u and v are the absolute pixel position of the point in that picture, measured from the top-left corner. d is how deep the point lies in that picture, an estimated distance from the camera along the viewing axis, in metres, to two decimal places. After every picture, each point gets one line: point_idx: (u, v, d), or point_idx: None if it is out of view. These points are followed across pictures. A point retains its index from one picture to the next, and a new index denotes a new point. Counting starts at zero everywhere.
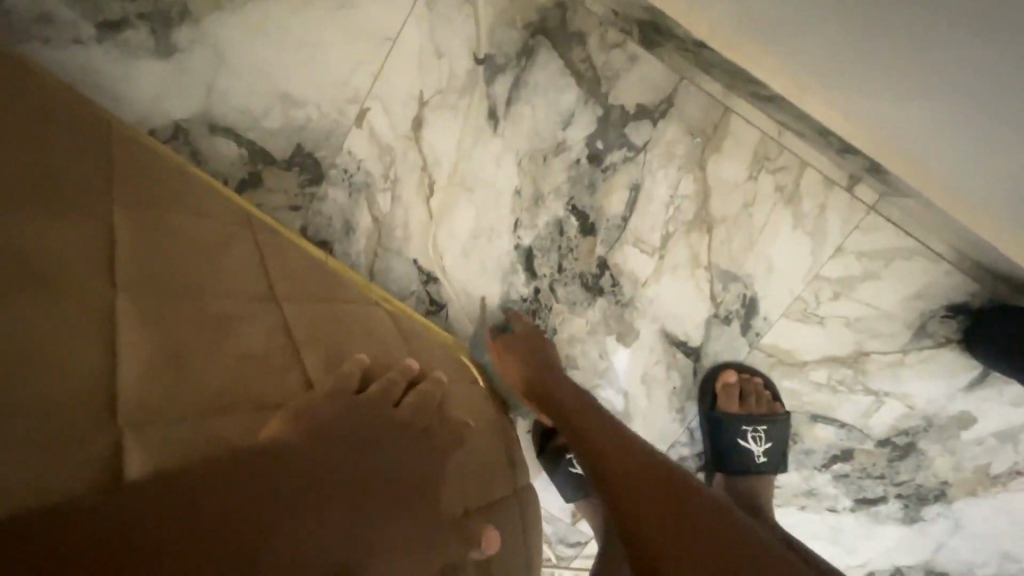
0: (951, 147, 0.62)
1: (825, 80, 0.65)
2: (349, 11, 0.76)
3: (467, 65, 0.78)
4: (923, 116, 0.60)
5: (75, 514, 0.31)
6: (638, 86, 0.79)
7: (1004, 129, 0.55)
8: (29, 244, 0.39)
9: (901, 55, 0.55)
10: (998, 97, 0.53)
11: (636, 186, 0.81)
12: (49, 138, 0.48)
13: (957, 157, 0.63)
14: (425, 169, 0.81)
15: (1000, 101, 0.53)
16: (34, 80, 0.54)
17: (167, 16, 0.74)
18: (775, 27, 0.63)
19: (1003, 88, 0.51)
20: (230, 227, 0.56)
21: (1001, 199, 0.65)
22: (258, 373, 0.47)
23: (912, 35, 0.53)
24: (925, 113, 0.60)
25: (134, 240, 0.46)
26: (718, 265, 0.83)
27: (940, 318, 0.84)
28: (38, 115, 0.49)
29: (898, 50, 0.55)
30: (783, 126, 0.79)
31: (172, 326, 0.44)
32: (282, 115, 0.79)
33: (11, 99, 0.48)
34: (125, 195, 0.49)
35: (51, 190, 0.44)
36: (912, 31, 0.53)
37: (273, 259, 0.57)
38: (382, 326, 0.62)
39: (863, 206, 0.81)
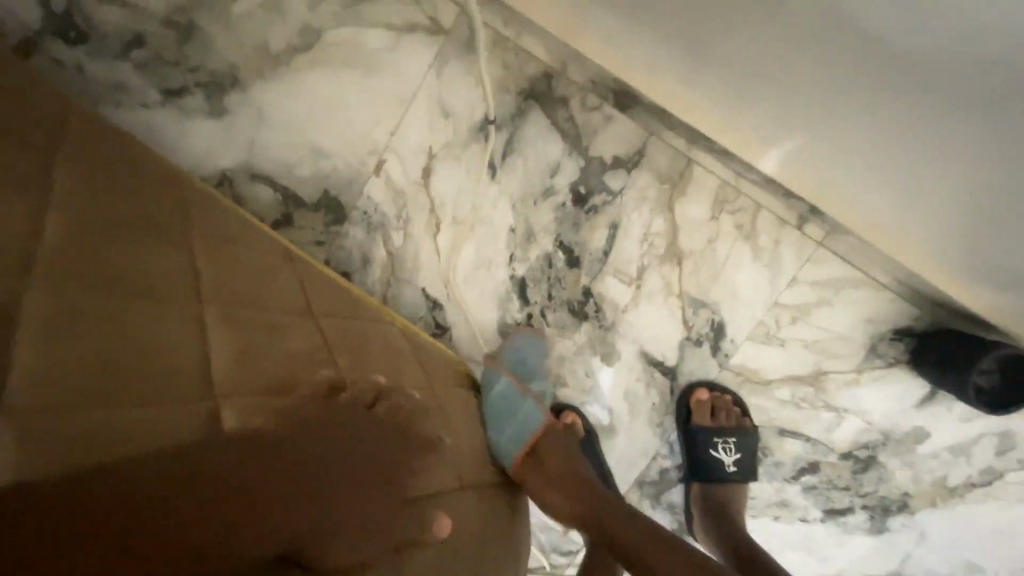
0: (859, 187, 0.77)
1: (763, 136, 0.78)
2: (368, 81, 0.92)
3: (468, 124, 0.93)
4: (834, 161, 0.75)
5: (111, 482, 0.35)
6: (613, 141, 0.92)
7: (888, 163, 0.72)
8: (117, 251, 0.50)
9: (802, 111, 0.71)
10: (876, 137, 0.69)
11: (615, 224, 0.94)
12: (117, 185, 0.60)
13: (867, 192, 0.77)
14: (433, 210, 0.94)
15: (878, 140, 0.70)
16: (105, 140, 0.68)
17: (220, 85, 0.91)
18: (721, 96, 0.77)
19: (880, 128, 0.68)
20: (276, 261, 0.70)
21: (908, 228, 0.79)
22: (302, 365, 0.57)
23: (805, 92, 0.69)
24: (834, 159, 0.75)
25: (203, 260, 0.58)
26: (689, 293, 0.94)
27: (888, 341, 0.94)
28: (130, 174, 0.64)
29: (799, 108, 0.71)
30: (738, 173, 0.91)
31: (235, 324, 0.54)
32: (311, 165, 0.93)
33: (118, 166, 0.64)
34: (199, 231, 0.63)
35: (136, 221, 0.56)
36: (810, 90, 0.68)
37: (310, 286, 0.70)
38: (395, 342, 0.75)
39: (812, 241, 0.93)
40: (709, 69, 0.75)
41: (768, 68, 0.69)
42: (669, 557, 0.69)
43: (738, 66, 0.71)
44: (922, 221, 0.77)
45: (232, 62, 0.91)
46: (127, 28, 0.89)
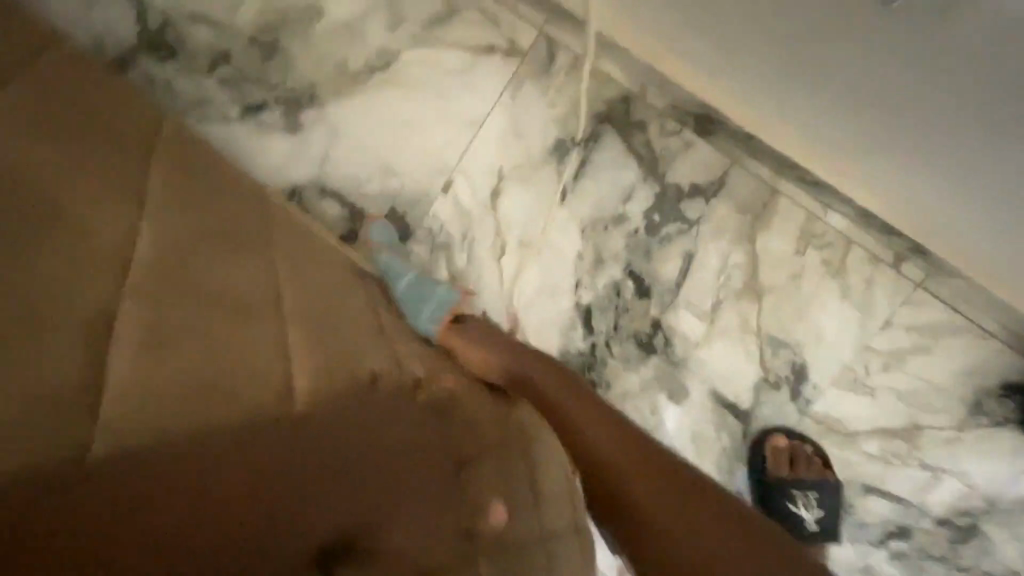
0: (973, 228, 0.70)
1: (862, 167, 0.73)
2: (442, 100, 0.91)
3: (540, 146, 0.91)
4: (948, 200, 0.69)
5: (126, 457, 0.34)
6: (692, 168, 0.89)
7: (1004, 214, 0.65)
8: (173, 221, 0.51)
9: (907, 152, 0.66)
10: (995, 187, 0.62)
11: (690, 254, 0.89)
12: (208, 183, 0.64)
13: (985, 235, 0.70)
14: (499, 232, 0.92)
15: (997, 190, 0.62)
16: (193, 151, 0.70)
17: (298, 103, 0.93)
18: (819, 128, 0.72)
19: (996, 182, 0.62)
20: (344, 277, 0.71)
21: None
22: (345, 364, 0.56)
23: (914, 137, 0.63)
24: (947, 198, 0.68)
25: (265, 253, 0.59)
26: (768, 331, 0.88)
27: (996, 397, 0.84)
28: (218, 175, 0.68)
29: (905, 148, 0.65)
30: (828, 206, 0.85)
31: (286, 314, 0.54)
32: (381, 183, 0.93)
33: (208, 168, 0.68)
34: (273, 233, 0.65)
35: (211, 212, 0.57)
36: (919, 138, 0.62)
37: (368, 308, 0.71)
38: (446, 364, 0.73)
39: (909, 282, 0.85)
40: (808, 103, 0.69)
41: (876, 111, 0.63)
42: (649, 467, 0.62)
43: (838, 106, 0.66)
44: None
45: (311, 80, 0.93)
46: (216, 47, 0.93)
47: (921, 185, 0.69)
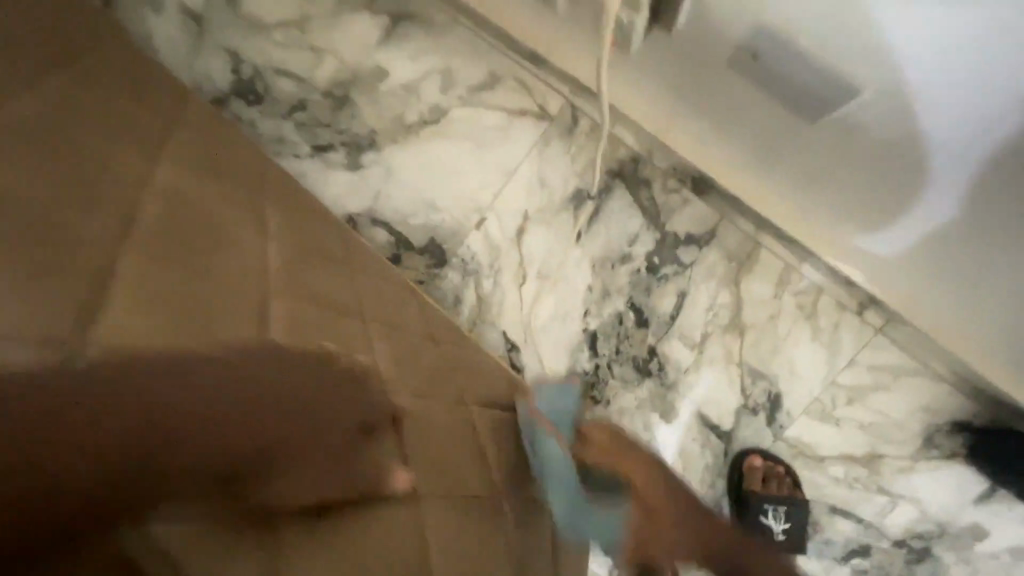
0: (925, 294, 0.83)
1: (830, 234, 0.88)
2: (480, 151, 1.09)
3: (560, 194, 1.07)
4: (903, 268, 0.82)
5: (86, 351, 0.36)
6: (688, 220, 1.04)
7: (950, 285, 0.77)
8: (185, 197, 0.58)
9: (867, 226, 0.79)
10: (941, 264, 0.75)
11: (683, 292, 1.04)
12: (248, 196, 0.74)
13: (936, 301, 0.83)
14: (521, 264, 1.08)
15: (943, 266, 0.75)
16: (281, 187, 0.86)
17: (359, 146, 1.13)
18: (796, 196, 0.86)
19: (942, 260, 0.74)
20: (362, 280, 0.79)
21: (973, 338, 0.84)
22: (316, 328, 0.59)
23: (872, 215, 0.76)
24: (902, 267, 0.82)
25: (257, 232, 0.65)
26: (749, 363, 1.02)
27: (946, 433, 0.96)
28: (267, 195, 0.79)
29: (865, 222, 0.79)
30: (803, 258, 1.00)
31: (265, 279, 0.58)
32: (424, 216, 1.10)
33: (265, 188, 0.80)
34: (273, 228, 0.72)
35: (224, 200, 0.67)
36: (878, 216, 0.75)
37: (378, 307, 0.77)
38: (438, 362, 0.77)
39: (872, 327, 0.99)
40: (786, 177, 0.84)
41: (838, 190, 0.77)
42: (680, 498, 1.01)
43: (809, 182, 0.80)
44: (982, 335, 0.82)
45: (372, 128, 1.12)
46: (296, 97, 1.15)
47: (871, 252, 0.84)
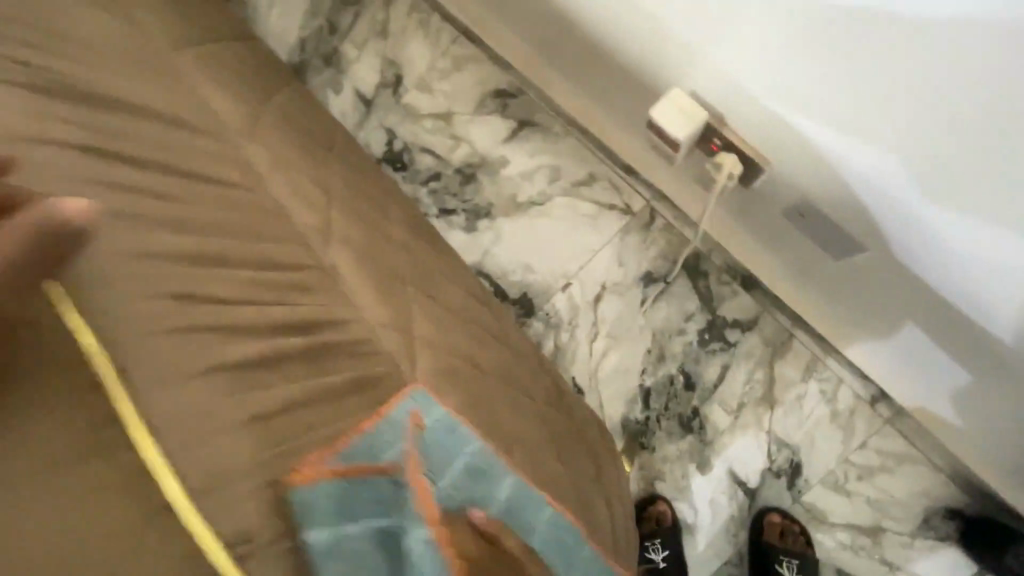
0: (923, 393, 1.07)
1: (848, 335, 1.14)
2: (573, 231, 1.38)
3: (633, 273, 1.34)
4: (905, 371, 1.07)
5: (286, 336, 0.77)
6: (736, 309, 1.28)
7: (940, 388, 1.02)
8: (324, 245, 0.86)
9: (878, 334, 1.05)
10: (934, 372, 1.00)
11: (726, 366, 1.27)
12: (407, 249, 0.96)
13: (932, 399, 1.06)
14: (595, 324, 1.34)
15: (936, 374, 1.00)
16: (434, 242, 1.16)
17: (476, 214, 1.44)
18: (824, 306, 1.14)
19: (935, 369, 0.99)
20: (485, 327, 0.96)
21: (963, 432, 1.06)
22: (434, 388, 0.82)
23: (882, 329, 1.03)
24: (905, 370, 1.07)
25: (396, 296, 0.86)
26: (776, 433, 1.22)
27: (940, 517, 1.14)
28: (421, 244, 1.01)
29: (876, 333, 1.05)
30: (828, 352, 1.23)
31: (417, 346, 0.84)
32: (521, 275, 1.39)
33: (409, 238, 0.99)
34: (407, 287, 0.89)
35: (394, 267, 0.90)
36: (886, 330, 1.02)
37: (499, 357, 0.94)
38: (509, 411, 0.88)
39: (882, 417, 1.20)
40: (815, 291, 1.12)
41: (856, 308, 1.04)
42: None
43: (831, 297, 1.08)
44: (967, 430, 1.05)
45: (489, 202, 1.44)
46: (433, 171, 1.49)
47: (880, 352, 1.09)
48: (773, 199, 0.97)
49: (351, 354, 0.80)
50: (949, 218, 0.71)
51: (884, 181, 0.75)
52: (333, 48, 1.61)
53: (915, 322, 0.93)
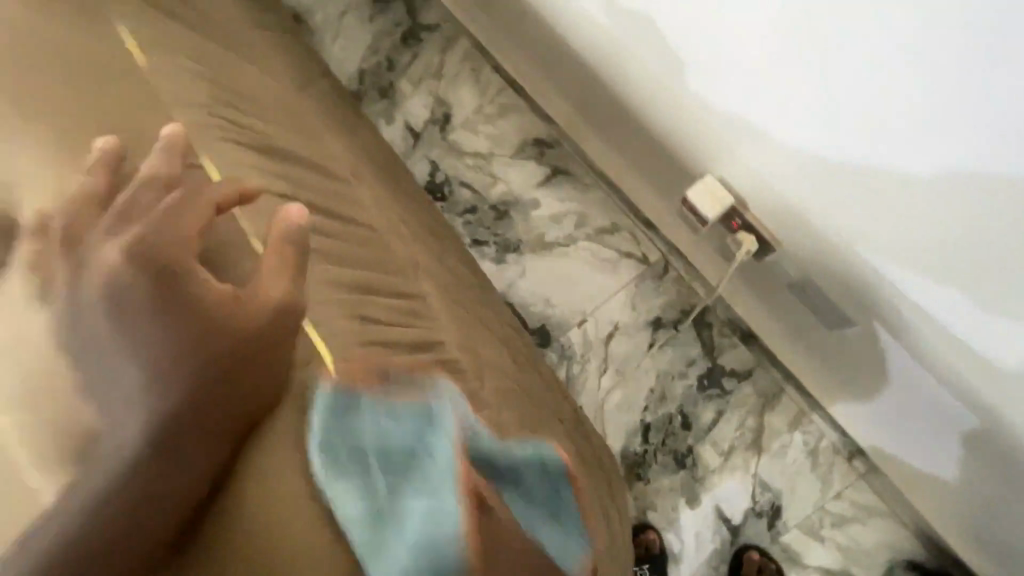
0: (896, 455, 1.20)
1: (832, 396, 1.27)
2: (593, 273, 1.52)
3: (644, 317, 1.48)
4: (881, 433, 1.20)
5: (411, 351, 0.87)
6: (734, 359, 1.42)
7: (911, 453, 1.15)
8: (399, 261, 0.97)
9: (858, 398, 1.18)
10: (906, 438, 1.13)
11: (721, 411, 1.40)
12: (459, 277, 1.09)
13: (903, 462, 1.19)
14: (605, 360, 1.46)
15: (906, 440, 1.13)
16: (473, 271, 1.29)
17: (506, 248, 1.58)
18: (813, 368, 1.27)
19: (906, 435, 1.12)
20: (518, 353, 1.08)
21: (928, 495, 1.18)
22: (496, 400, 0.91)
23: (863, 393, 1.16)
24: (881, 432, 1.19)
25: (458, 317, 0.97)
26: (761, 477, 1.35)
27: (902, 567, 1.27)
28: (469, 275, 1.14)
29: (857, 396, 1.18)
30: (813, 407, 1.36)
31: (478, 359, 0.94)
32: (542, 307, 1.52)
33: (460, 268, 1.12)
34: (461, 310, 1.01)
35: (452, 292, 1.03)
36: (867, 395, 1.15)
37: (531, 381, 1.05)
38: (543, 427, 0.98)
39: (857, 471, 1.32)
40: (805, 353, 1.26)
41: (840, 372, 1.18)
42: None
43: (820, 360, 1.22)
44: (933, 492, 1.17)
45: (519, 238, 1.58)
46: (470, 203, 1.63)
47: (860, 414, 1.22)
48: (777, 272, 1.11)
49: (446, 368, 0.89)
50: (967, 308, 0.74)
51: (905, 271, 0.80)
52: (390, 83, 1.77)
53: (894, 393, 1.05)
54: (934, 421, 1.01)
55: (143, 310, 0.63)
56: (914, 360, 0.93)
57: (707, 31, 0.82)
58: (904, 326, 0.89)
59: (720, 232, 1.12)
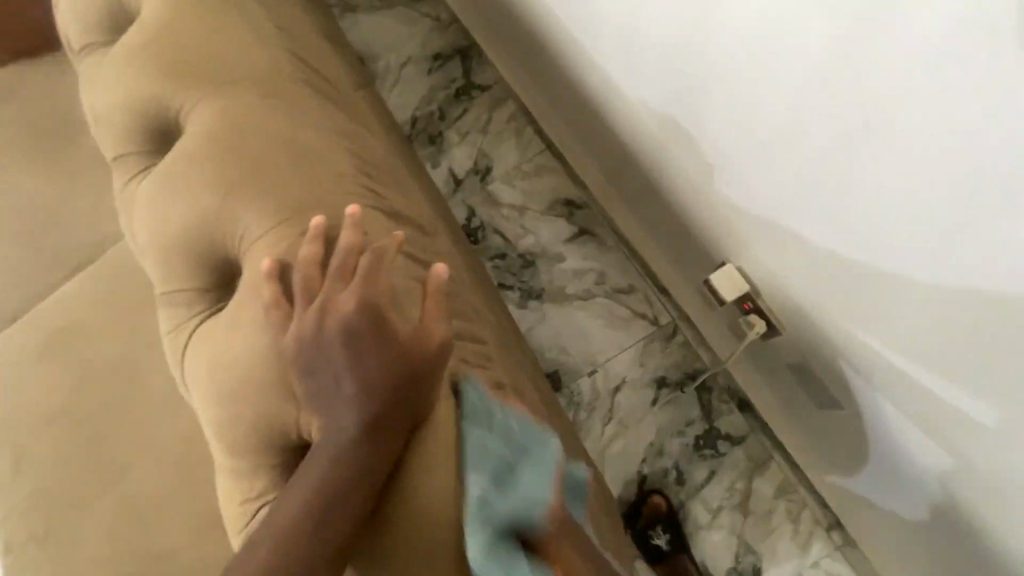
0: (871, 532, 1.30)
1: (816, 469, 1.38)
2: (608, 328, 1.65)
3: (650, 374, 1.60)
4: (858, 508, 1.31)
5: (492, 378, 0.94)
6: (730, 425, 1.53)
7: (883, 531, 1.26)
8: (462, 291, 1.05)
9: (840, 474, 1.30)
10: (879, 516, 1.24)
11: (713, 471, 1.50)
12: (499, 317, 1.20)
13: (877, 538, 1.29)
14: (610, 410, 1.58)
15: (879, 518, 1.24)
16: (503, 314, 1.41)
17: (529, 294, 1.71)
18: (801, 441, 1.38)
19: (880, 514, 1.23)
20: (543, 394, 1.20)
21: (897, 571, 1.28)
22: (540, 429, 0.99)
23: (844, 471, 1.27)
24: (858, 507, 1.30)
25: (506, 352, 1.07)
26: (746, 539, 1.44)
27: None
28: (505, 318, 1.27)
29: (839, 473, 1.30)
30: (798, 478, 1.47)
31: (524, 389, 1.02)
32: (557, 354, 1.64)
33: (499, 310, 1.24)
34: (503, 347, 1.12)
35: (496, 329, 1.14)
36: (846, 473, 1.27)
37: (554, 422, 1.16)
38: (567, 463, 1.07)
39: (835, 543, 1.42)
40: (794, 428, 1.38)
41: (824, 449, 1.30)
42: None
43: (808, 435, 1.34)
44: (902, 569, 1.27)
45: (542, 286, 1.71)
46: (501, 249, 1.77)
47: (840, 489, 1.33)
48: (780, 352, 1.24)
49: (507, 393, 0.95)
50: (943, 399, 0.86)
51: (896, 351, 0.88)
52: (439, 131, 1.95)
53: (871, 477, 1.17)
54: (906, 506, 1.12)
55: (358, 344, 0.73)
56: (895, 450, 1.05)
57: (734, 125, 0.94)
58: (898, 407, 0.97)
59: (734, 312, 1.25)
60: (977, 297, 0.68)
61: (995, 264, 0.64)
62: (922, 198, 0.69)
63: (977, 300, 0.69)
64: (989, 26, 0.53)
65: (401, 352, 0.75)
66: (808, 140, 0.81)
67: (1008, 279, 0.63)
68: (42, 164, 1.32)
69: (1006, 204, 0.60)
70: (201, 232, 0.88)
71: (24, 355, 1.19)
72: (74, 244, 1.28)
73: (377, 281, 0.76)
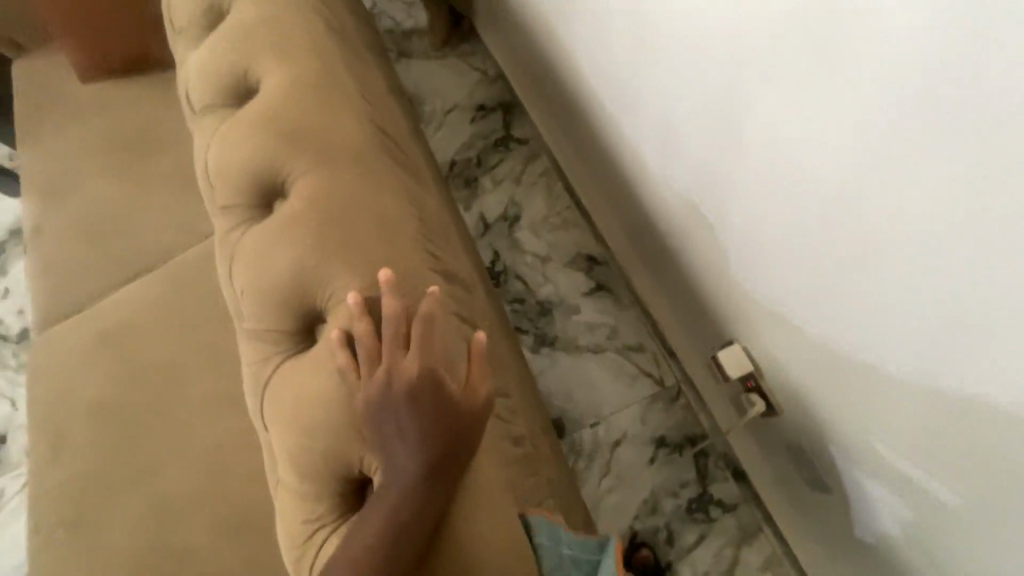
0: None
1: (804, 548, 1.41)
2: (615, 382, 1.72)
3: (651, 432, 1.66)
4: None
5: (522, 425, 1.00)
6: (723, 491, 1.58)
7: None
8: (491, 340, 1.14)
9: (826, 556, 1.33)
10: None
11: (702, 536, 1.55)
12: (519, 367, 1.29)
13: None
14: (609, 462, 1.64)
15: None
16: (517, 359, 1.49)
17: (544, 341, 1.80)
18: (791, 519, 1.43)
19: None
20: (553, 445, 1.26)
21: None
22: (554, 479, 1.05)
23: (831, 553, 1.31)
24: None
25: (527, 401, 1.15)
26: None
27: None
28: (522, 368, 1.35)
29: (826, 554, 1.33)
30: (786, 553, 1.50)
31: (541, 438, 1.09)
32: (563, 402, 1.72)
33: (518, 359, 1.33)
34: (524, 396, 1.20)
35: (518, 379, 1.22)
36: (832, 556, 1.31)
37: (560, 472, 1.23)
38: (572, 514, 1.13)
39: None
40: (786, 503, 1.43)
41: (813, 528, 1.35)
42: None
43: (798, 512, 1.39)
44: None
45: (557, 334, 1.80)
46: (521, 294, 1.87)
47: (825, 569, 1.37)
48: (778, 431, 1.31)
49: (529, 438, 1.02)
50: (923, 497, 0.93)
51: (893, 380, 0.82)
52: (475, 176, 2.08)
53: (855, 561, 1.21)
54: None
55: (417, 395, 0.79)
56: (878, 538, 1.10)
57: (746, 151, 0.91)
58: (900, 453, 0.90)
59: (737, 387, 1.32)
60: (974, 300, 0.62)
61: (988, 260, 0.59)
62: (910, 201, 0.66)
63: (972, 305, 0.63)
64: (978, 30, 0.51)
65: (435, 398, 0.78)
66: (813, 162, 0.78)
67: (1005, 276, 0.58)
68: (118, 176, 1.45)
69: (994, 193, 0.56)
70: (294, 297, 0.90)
71: (81, 348, 1.30)
72: (136, 253, 1.39)
73: (434, 344, 0.81)
